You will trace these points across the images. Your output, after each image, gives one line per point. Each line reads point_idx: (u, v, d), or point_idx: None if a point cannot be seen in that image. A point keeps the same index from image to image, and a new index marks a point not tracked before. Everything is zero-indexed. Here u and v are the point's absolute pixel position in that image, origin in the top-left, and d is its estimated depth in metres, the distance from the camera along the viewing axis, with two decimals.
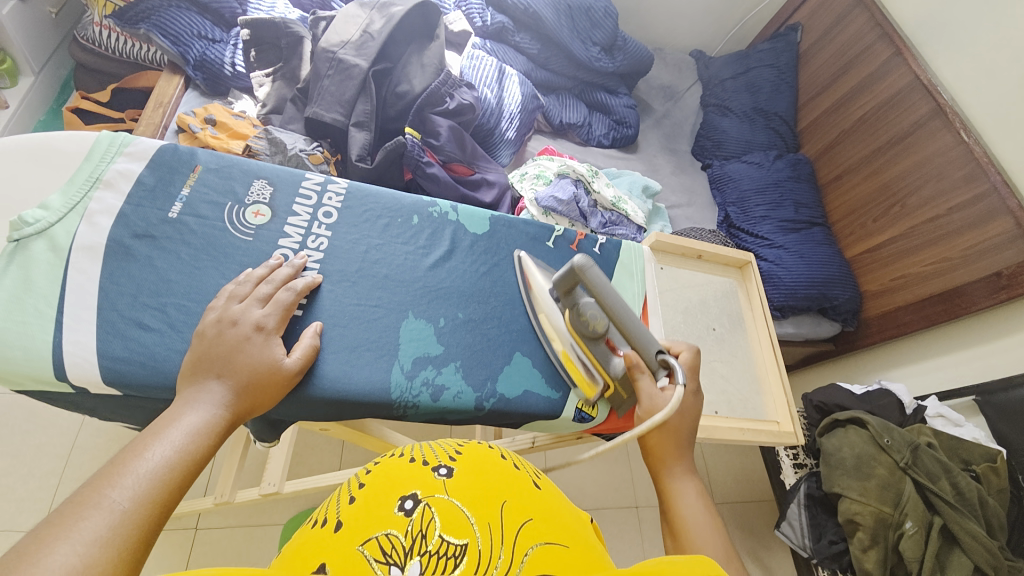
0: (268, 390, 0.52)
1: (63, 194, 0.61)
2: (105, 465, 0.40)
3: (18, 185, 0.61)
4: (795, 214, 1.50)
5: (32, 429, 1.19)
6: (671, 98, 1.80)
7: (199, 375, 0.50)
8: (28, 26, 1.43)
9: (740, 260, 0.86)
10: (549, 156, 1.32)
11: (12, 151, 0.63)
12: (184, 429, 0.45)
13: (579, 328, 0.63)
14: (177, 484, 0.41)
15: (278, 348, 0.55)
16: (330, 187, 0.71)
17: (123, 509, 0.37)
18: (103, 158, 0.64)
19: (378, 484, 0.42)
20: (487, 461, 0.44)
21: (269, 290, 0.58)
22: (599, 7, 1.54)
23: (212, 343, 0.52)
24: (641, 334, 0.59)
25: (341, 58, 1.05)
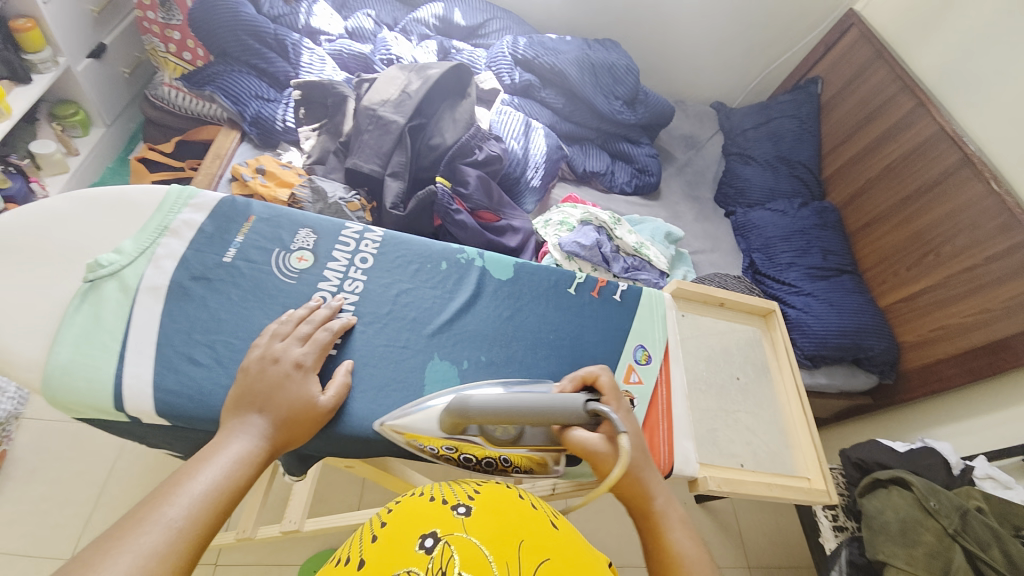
0: (303, 424, 0.55)
1: (135, 240, 0.68)
2: (161, 484, 0.44)
3: (96, 232, 0.68)
4: (823, 261, 1.49)
5: (72, 456, 1.24)
6: (693, 148, 1.85)
7: (242, 409, 0.53)
8: (104, 85, 1.61)
9: (764, 308, 0.84)
10: (573, 204, 1.38)
11: (93, 200, 0.70)
12: (231, 456, 0.48)
13: (496, 436, 0.59)
14: (222, 507, 0.45)
15: (314, 386, 0.58)
16: (367, 234, 0.75)
17: (178, 527, 0.41)
18: (171, 209, 0.71)
19: (400, 521, 0.43)
20: (506, 502, 0.45)
21: (308, 329, 0.62)
22: (621, 65, 1.63)
23: (255, 379, 0.55)
24: (552, 410, 0.54)
25: (381, 115, 1.14)
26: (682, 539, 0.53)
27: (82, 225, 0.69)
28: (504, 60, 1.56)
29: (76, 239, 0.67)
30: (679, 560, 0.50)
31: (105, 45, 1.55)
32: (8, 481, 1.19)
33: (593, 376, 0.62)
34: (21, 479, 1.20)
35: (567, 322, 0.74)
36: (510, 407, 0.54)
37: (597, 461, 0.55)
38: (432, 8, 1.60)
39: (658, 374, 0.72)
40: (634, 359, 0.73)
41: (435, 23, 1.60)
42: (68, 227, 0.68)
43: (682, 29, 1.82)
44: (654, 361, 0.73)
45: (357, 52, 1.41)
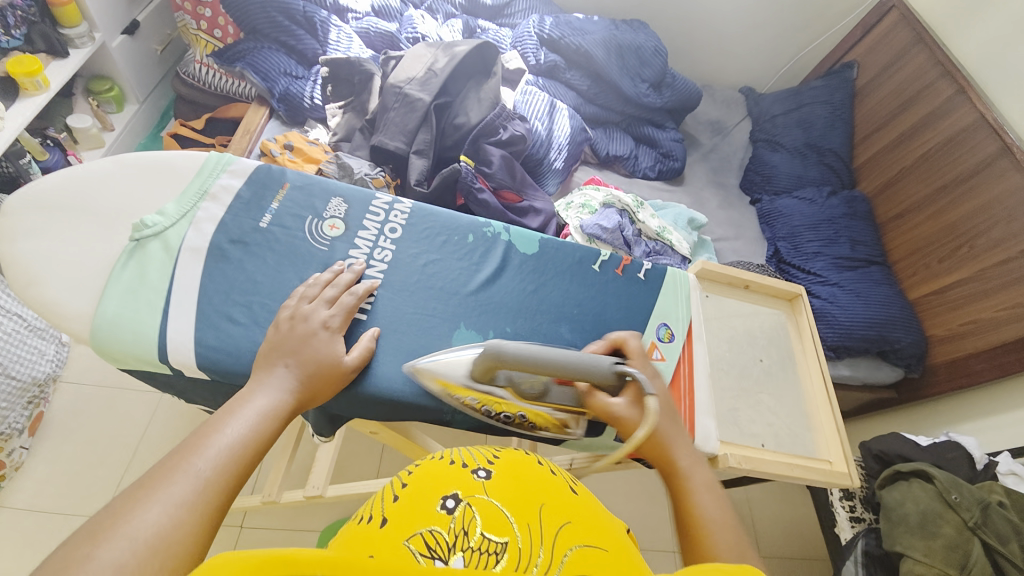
0: (329, 381, 0.57)
1: (177, 203, 0.70)
2: (189, 436, 0.46)
3: (139, 194, 0.71)
4: (851, 251, 1.45)
5: (108, 418, 1.30)
6: (719, 134, 1.81)
7: (268, 364, 0.55)
8: (137, 62, 1.64)
9: (790, 292, 0.82)
10: (595, 186, 1.37)
11: (137, 163, 0.73)
12: (256, 411, 0.50)
13: (523, 389, 0.60)
14: (250, 457, 0.47)
15: (339, 345, 0.60)
16: (396, 205, 0.76)
17: (205, 477, 0.43)
18: (210, 174, 0.73)
19: (422, 483, 0.44)
20: (526, 468, 0.46)
21: (334, 292, 0.63)
22: (648, 47, 1.60)
23: (281, 339, 0.57)
24: (589, 369, 0.55)
25: (407, 92, 1.15)
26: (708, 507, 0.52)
27: (127, 187, 0.71)
28: (529, 40, 1.54)
29: (121, 200, 0.70)
30: (705, 524, 0.50)
31: (137, 21, 1.58)
32: (49, 439, 1.26)
33: (624, 340, 0.66)
34: (61, 437, 1.26)
35: (591, 297, 0.73)
36: (549, 360, 0.53)
37: (620, 422, 0.59)
38: None
39: (681, 352, 0.72)
40: (656, 336, 0.72)
41: (461, 1, 1.59)
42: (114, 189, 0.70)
43: (713, 9, 1.77)
44: (677, 340, 0.72)
45: (383, 30, 1.41)
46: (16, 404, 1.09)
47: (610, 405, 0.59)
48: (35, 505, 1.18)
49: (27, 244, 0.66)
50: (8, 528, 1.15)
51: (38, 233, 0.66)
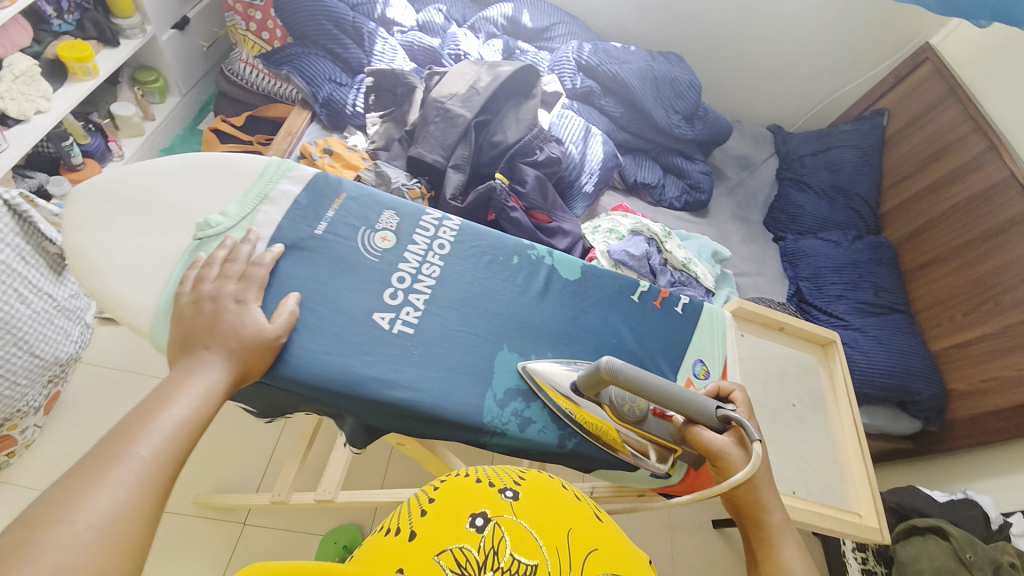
0: (255, 356, 0.51)
1: (239, 203, 0.61)
2: (124, 422, 0.44)
3: (187, 190, 0.61)
4: (874, 297, 1.45)
5: (119, 404, 1.27)
6: (746, 169, 1.81)
7: (191, 348, 0.50)
8: (183, 56, 1.65)
9: (823, 338, 0.83)
10: (623, 213, 1.38)
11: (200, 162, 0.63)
12: (191, 393, 0.47)
13: (623, 412, 0.58)
14: (190, 438, 0.46)
15: (257, 315, 0.53)
16: (446, 221, 0.68)
17: (143, 459, 0.42)
18: (271, 177, 0.63)
19: (447, 499, 0.46)
20: (552, 493, 0.48)
21: (241, 267, 0.55)
22: (683, 80, 1.62)
23: (192, 321, 0.51)
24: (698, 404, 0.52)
25: (448, 108, 1.17)
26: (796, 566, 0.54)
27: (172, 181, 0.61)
28: (568, 65, 1.57)
29: (191, 195, 0.61)
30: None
31: (187, 17, 1.59)
32: (60, 421, 1.22)
33: (729, 389, 0.61)
34: (72, 419, 1.23)
35: (637, 330, 0.69)
36: (663, 390, 0.51)
37: (719, 461, 0.55)
38: (501, 7, 1.63)
39: None
40: (692, 372, 0.69)
41: (503, 22, 1.62)
42: (181, 181, 0.61)
43: (749, 47, 1.80)
44: (712, 377, 0.69)
45: (426, 45, 1.44)
46: (36, 381, 1.10)
47: (711, 442, 0.55)
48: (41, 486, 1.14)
49: (87, 235, 0.58)
50: (9, 509, 1.11)
51: (102, 225, 0.58)
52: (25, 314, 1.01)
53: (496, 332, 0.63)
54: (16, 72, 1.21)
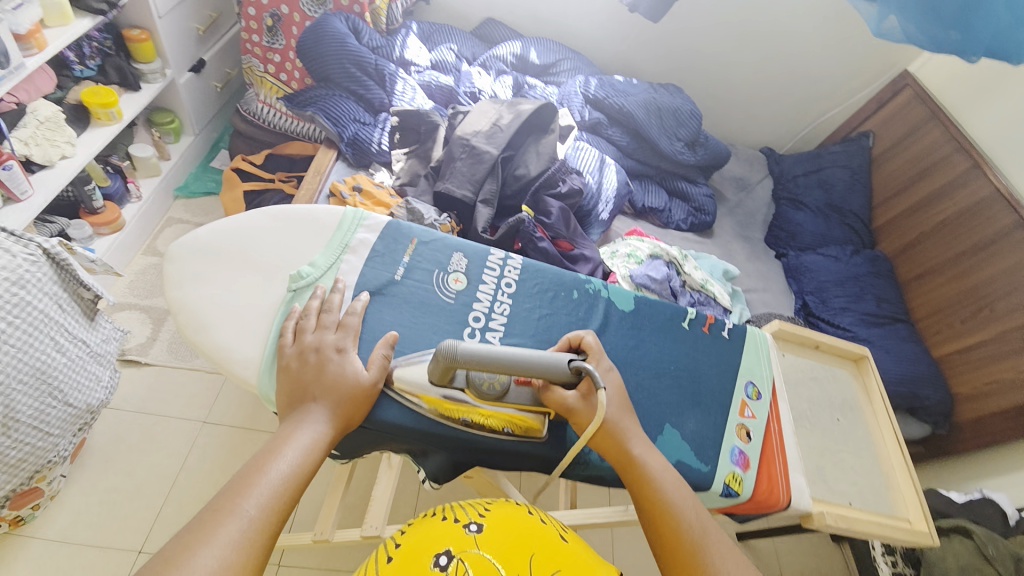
0: (357, 405, 0.53)
1: (323, 254, 0.63)
2: (236, 476, 0.46)
3: (270, 241, 0.64)
4: (877, 308, 1.53)
5: (148, 449, 1.23)
6: (744, 189, 1.89)
7: (297, 401, 0.52)
8: (197, 97, 1.65)
9: (855, 353, 0.88)
10: (638, 237, 1.44)
11: (280, 215, 0.66)
12: (296, 448, 0.49)
13: (485, 391, 0.57)
14: (292, 495, 0.47)
15: (357, 363, 0.55)
16: (510, 260, 0.71)
17: (250, 516, 0.43)
18: (349, 227, 0.66)
19: (415, 543, 0.52)
20: (510, 516, 0.55)
21: (337, 317, 0.58)
22: (684, 109, 1.71)
23: (299, 372, 0.53)
24: (539, 365, 0.54)
25: (474, 145, 1.23)
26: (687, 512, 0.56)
27: (256, 234, 0.64)
28: (576, 98, 1.65)
29: (279, 247, 0.64)
30: (693, 539, 0.53)
31: (203, 60, 1.61)
32: (85, 469, 1.18)
33: (579, 337, 0.63)
34: (99, 466, 1.19)
35: (693, 358, 0.73)
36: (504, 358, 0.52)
37: (574, 415, 0.57)
38: (510, 46, 1.72)
39: (769, 410, 0.73)
40: (745, 395, 0.73)
41: (512, 59, 1.71)
42: (267, 234, 0.64)
43: (742, 75, 1.90)
44: (764, 398, 0.74)
45: (443, 83, 1.50)
46: (67, 431, 1.03)
47: (564, 401, 0.57)
48: (68, 539, 1.10)
49: (186, 290, 0.60)
50: (36, 566, 1.06)
51: (198, 279, 0.61)
52: (60, 361, 0.96)
53: None
54: (40, 119, 1.18)
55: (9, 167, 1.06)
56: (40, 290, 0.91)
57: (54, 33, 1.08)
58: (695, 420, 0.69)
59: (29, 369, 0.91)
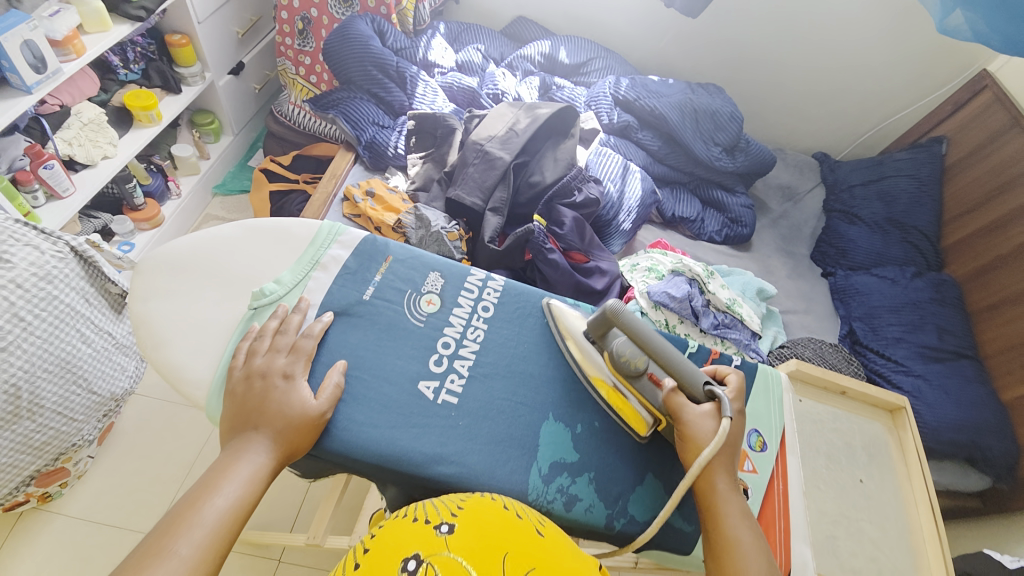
0: (301, 434, 0.53)
1: (291, 270, 0.63)
2: (171, 516, 0.48)
3: (241, 255, 0.63)
4: (939, 341, 1.35)
5: (167, 436, 1.29)
6: (791, 199, 1.74)
7: (241, 429, 0.53)
8: (236, 98, 1.72)
9: (892, 404, 0.87)
10: (663, 250, 1.35)
11: (255, 228, 0.66)
12: (234, 482, 0.50)
13: (620, 364, 0.61)
14: (231, 529, 0.49)
15: (304, 390, 0.55)
16: (491, 281, 0.68)
17: (183, 556, 0.45)
18: (322, 243, 0.65)
19: (381, 549, 0.45)
20: (485, 515, 0.48)
21: (290, 341, 0.58)
22: (724, 112, 1.59)
23: (244, 398, 0.54)
24: (684, 366, 0.58)
25: (487, 150, 1.19)
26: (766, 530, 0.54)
27: (228, 246, 0.64)
28: (605, 100, 1.58)
29: (250, 262, 0.63)
30: (729, 550, 0.53)
31: (242, 63, 1.68)
32: (111, 451, 1.25)
33: (725, 372, 0.63)
34: (122, 450, 1.26)
35: None
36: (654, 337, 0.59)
37: (691, 430, 0.56)
38: (539, 45, 1.66)
39: (774, 464, 0.63)
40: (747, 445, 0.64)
41: (541, 59, 1.65)
42: (239, 247, 0.64)
43: (794, 74, 1.74)
44: (769, 450, 0.64)
45: (466, 85, 1.48)
46: (92, 417, 1.09)
47: (687, 413, 0.57)
48: (89, 516, 1.17)
49: (150, 305, 0.60)
50: (60, 539, 1.14)
51: (166, 294, 0.61)
52: (86, 351, 1.02)
53: (542, 401, 0.61)
54: (84, 121, 1.27)
55: (50, 166, 1.14)
56: (67, 285, 0.97)
57: (93, 40, 1.15)
58: (688, 471, 0.62)
59: (56, 359, 0.96)
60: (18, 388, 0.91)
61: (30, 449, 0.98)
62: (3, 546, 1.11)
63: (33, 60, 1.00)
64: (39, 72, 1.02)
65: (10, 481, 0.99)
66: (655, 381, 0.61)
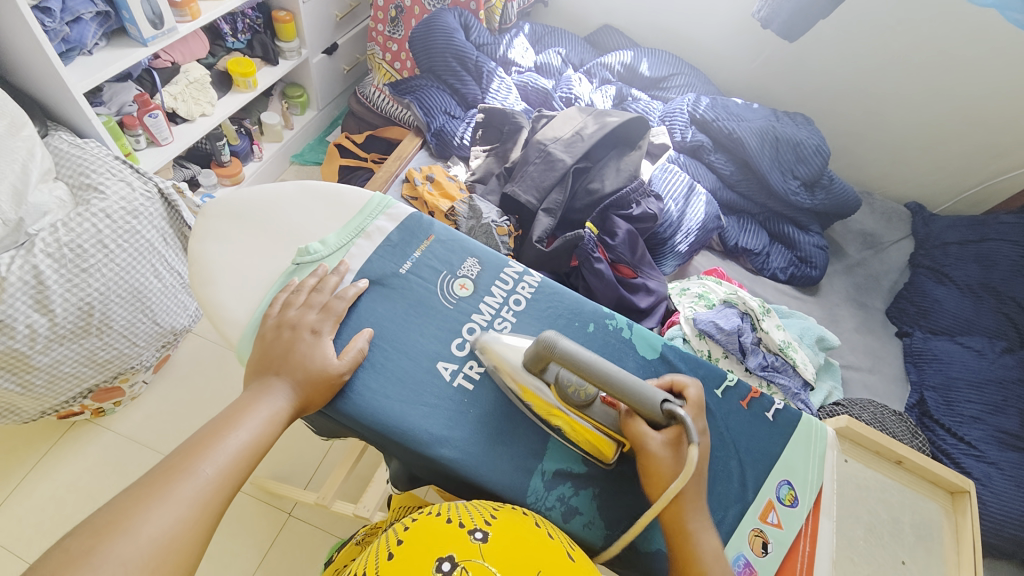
0: (320, 388, 0.55)
1: (337, 234, 0.65)
2: (198, 441, 0.51)
3: (292, 211, 0.66)
4: (1023, 429, 1.17)
5: (213, 376, 1.38)
6: (872, 247, 1.59)
7: (265, 373, 0.56)
8: (325, 76, 1.83)
9: (956, 486, 0.79)
10: (717, 279, 1.29)
11: (310, 188, 0.69)
12: (255, 420, 0.53)
13: (570, 395, 0.55)
14: (247, 464, 0.52)
15: (328, 347, 0.57)
16: (527, 276, 0.68)
17: (206, 478, 0.48)
18: (370, 213, 0.67)
19: (415, 543, 0.46)
20: (520, 530, 0.48)
21: (323, 298, 0.60)
22: (809, 144, 1.49)
23: (271, 344, 0.57)
24: (636, 392, 0.51)
25: (550, 151, 1.18)
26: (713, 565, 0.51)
27: (282, 201, 0.67)
28: (681, 116, 1.53)
29: (299, 220, 0.66)
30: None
31: (336, 44, 1.78)
32: (163, 381, 1.36)
33: (683, 384, 0.58)
34: (172, 382, 1.36)
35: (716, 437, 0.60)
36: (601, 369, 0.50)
37: (652, 460, 0.53)
38: (621, 55, 1.64)
39: (803, 522, 0.57)
40: (775, 495, 0.58)
41: (620, 69, 1.63)
42: (291, 203, 0.67)
43: (898, 113, 1.59)
44: (800, 507, 0.58)
45: (541, 86, 1.48)
46: (151, 345, 1.18)
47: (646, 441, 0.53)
48: (133, 436, 1.27)
49: (205, 245, 0.64)
50: (105, 450, 1.24)
51: (220, 237, 0.64)
52: (155, 285, 1.11)
53: None
54: (190, 79, 1.38)
55: (154, 115, 1.26)
56: (150, 223, 1.07)
57: (208, 6, 1.26)
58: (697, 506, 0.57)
59: (128, 287, 1.05)
60: (91, 306, 1.00)
61: (93, 364, 1.07)
62: (57, 446, 1.24)
63: (151, 16, 1.10)
64: (156, 27, 1.12)
65: (69, 391, 1.08)
66: (609, 403, 0.57)
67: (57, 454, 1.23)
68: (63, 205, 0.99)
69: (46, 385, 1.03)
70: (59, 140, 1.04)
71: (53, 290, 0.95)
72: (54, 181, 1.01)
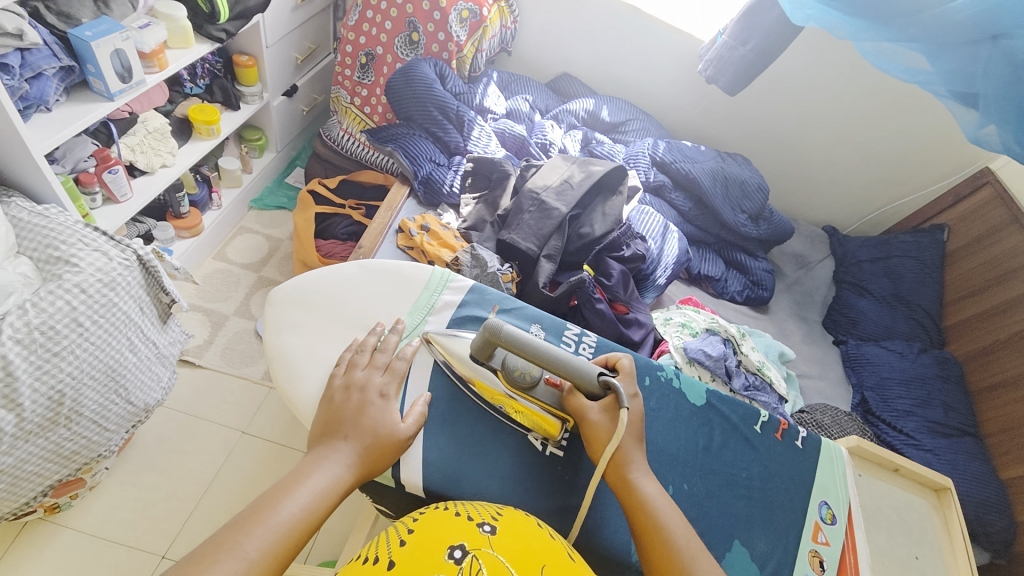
0: (386, 452, 0.61)
1: (410, 313, 0.77)
2: (249, 512, 0.51)
3: (365, 295, 0.79)
4: (944, 417, 1.41)
5: (188, 451, 1.25)
6: (803, 267, 1.84)
7: (330, 437, 0.60)
8: (285, 119, 1.76)
9: (938, 485, 0.95)
10: (694, 308, 1.41)
11: (378, 272, 0.81)
12: (311, 489, 0.54)
13: (516, 378, 0.69)
14: (296, 539, 0.51)
15: (395, 414, 0.64)
16: (584, 337, 0.80)
17: (249, 559, 0.47)
18: (435, 290, 0.80)
19: (426, 532, 0.49)
20: (527, 529, 0.51)
21: (386, 359, 0.68)
22: (752, 183, 1.70)
23: (339, 406, 0.63)
24: (576, 368, 0.64)
25: (544, 200, 1.25)
26: (664, 512, 0.60)
27: (354, 287, 0.79)
28: (643, 159, 1.67)
29: (369, 304, 0.78)
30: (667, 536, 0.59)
31: (296, 86, 1.72)
32: (127, 464, 1.21)
33: (616, 358, 0.72)
34: (139, 464, 1.21)
35: (765, 472, 0.72)
36: (537, 350, 0.64)
37: (592, 426, 0.65)
38: (583, 102, 1.77)
39: (844, 538, 0.70)
40: (819, 517, 0.71)
41: (584, 115, 1.76)
42: (362, 288, 0.79)
43: (814, 154, 1.87)
44: (840, 523, 0.71)
45: (517, 133, 1.56)
46: (122, 427, 1.04)
47: (587, 411, 0.66)
48: (99, 533, 1.11)
49: (284, 338, 0.74)
50: (66, 555, 1.08)
51: (298, 328, 0.75)
52: (131, 360, 0.99)
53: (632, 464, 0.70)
54: (149, 129, 1.29)
55: (114, 171, 1.16)
56: (127, 293, 0.97)
57: (176, 55, 1.20)
58: (766, 538, 0.67)
59: (103, 367, 0.94)
60: (63, 394, 0.88)
61: (58, 459, 0.93)
62: (5, 556, 1.06)
63: (120, 69, 1.04)
64: (124, 81, 1.05)
65: (30, 492, 0.93)
66: (553, 383, 0.70)
67: (6, 568, 1.05)
68: (29, 282, 0.89)
69: (6, 490, 0.88)
70: (17, 209, 0.94)
71: (22, 381, 0.83)
72: (17, 257, 0.90)
